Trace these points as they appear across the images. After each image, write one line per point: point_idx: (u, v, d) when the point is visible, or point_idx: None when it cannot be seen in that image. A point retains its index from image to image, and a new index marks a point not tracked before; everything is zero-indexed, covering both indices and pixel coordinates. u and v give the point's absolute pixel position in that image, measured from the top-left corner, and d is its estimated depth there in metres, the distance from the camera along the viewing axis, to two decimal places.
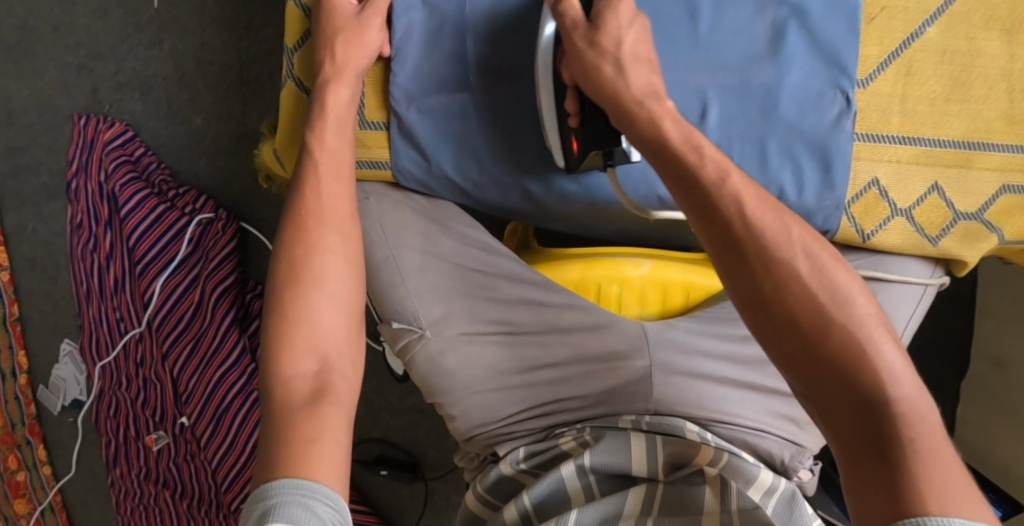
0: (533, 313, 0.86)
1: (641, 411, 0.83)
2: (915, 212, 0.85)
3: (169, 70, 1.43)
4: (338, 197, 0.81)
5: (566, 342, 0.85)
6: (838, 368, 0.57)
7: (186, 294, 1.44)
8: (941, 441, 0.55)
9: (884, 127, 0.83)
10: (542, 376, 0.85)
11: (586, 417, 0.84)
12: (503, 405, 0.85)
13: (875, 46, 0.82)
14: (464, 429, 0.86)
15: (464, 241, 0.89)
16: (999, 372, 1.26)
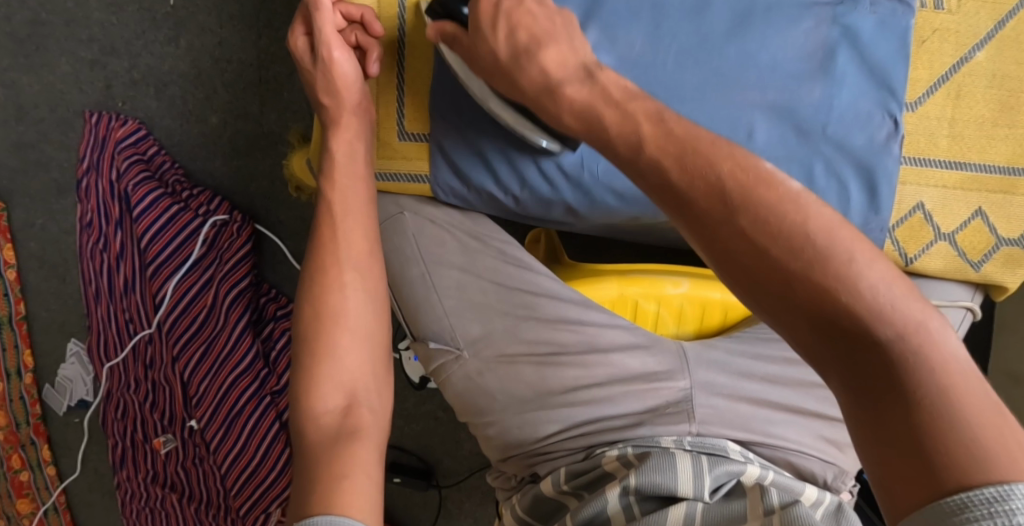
0: (573, 334, 0.85)
1: (684, 432, 0.79)
2: (958, 236, 0.82)
3: (185, 68, 1.40)
4: (358, 226, 0.80)
5: (605, 362, 0.84)
6: (843, 325, 0.51)
7: (199, 297, 1.41)
8: (957, 371, 0.50)
9: (931, 151, 0.80)
10: (579, 397, 0.83)
11: (626, 437, 0.80)
12: (541, 426, 0.83)
13: (924, 69, 0.79)
14: (501, 449, 0.86)
15: (503, 258, 0.88)
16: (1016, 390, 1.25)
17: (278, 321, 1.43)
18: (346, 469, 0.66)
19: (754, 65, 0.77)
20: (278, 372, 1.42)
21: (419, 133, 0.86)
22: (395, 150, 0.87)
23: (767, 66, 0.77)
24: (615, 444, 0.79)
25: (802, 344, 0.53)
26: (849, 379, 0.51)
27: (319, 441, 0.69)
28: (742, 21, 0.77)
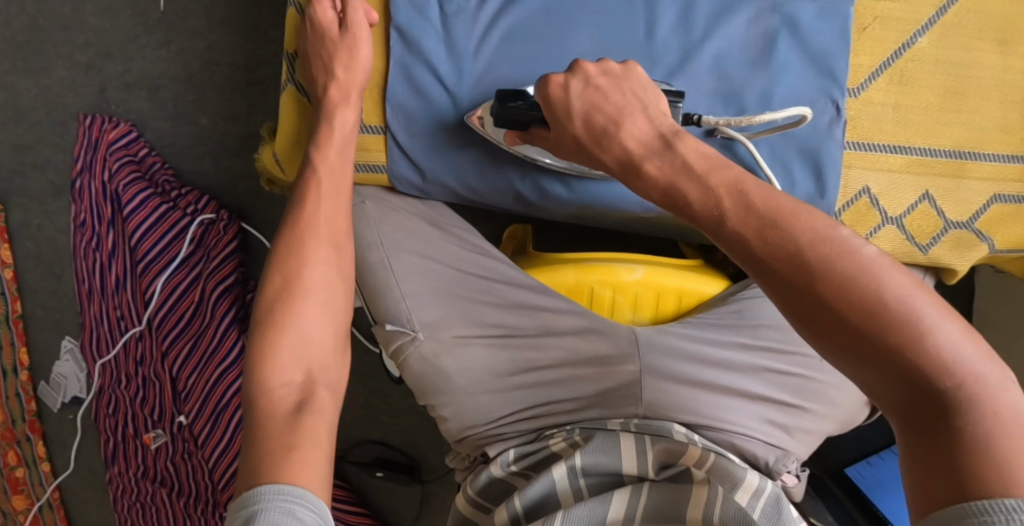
0: (528, 317, 0.88)
1: (631, 414, 0.83)
2: (906, 220, 0.84)
3: (176, 71, 1.44)
4: (328, 211, 0.82)
5: (558, 345, 0.87)
6: (892, 361, 0.54)
7: (187, 294, 1.45)
8: (1000, 403, 0.53)
9: (877, 136, 0.82)
10: (532, 378, 0.86)
11: (575, 419, 0.85)
12: (495, 407, 0.86)
13: (866, 56, 0.81)
14: (455, 430, 0.87)
15: (463, 247, 0.91)
16: None
17: None
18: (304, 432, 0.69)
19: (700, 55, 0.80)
20: None
21: (377, 125, 0.87)
22: (355, 141, 0.88)
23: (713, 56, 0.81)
24: (563, 427, 0.84)
25: (860, 381, 0.56)
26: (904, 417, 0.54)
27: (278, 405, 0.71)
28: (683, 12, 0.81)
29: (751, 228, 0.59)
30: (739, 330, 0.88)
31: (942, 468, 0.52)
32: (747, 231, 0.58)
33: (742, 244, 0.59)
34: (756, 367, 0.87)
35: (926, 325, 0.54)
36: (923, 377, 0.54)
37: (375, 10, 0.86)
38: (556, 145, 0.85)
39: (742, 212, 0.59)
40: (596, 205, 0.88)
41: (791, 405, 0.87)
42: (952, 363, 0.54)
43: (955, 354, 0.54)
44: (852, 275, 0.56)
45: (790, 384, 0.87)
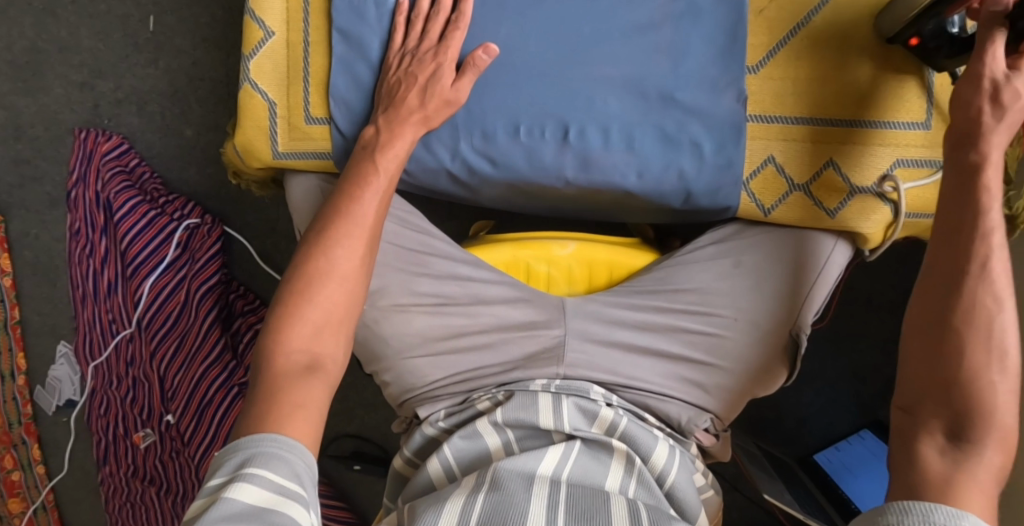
0: (459, 287, 0.95)
1: (553, 374, 0.92)
2: (811, 187, 0.91)
3: (163, 87, 1.55)
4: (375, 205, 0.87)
5: (488, 312, 0.95)
6: (944, 394, 0.71)
7: (172, 295, 1.53)
8: (988, 468, 0.68)
9: (776, 108, 0.90)
10: (463, 342, 0.94)
11: (502, 380, 0.93)
12: (428, 370, 0.94)
13: (763, 35, 0.90)
14: (397, 393, 0.96)
15: (401, 224, 0.98)
16: None
17: (245, 316, 1.54)
18: (305, 394, 0.76)
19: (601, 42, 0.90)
20: (245, 364, 1.52)
21: (322, 117, 0.97)
22: (304, 132, 0.98)
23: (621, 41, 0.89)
24: (490, 390, 0.93)
25: (913, 395, 0.73)
26: (920, 436, 0.71)
27: (288, 366, 0.78)
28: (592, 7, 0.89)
29: (982, 235, 0.74)
30: (659, 296, 0.94)
31: (911, 429, 0.72)
32: (972, 238, 0.74)
33: (954, 231, 0.75)
34: (672, 329, 0.94)
35: (992, 388, 0.70)
36: (959, 391, 0.70)
37: (318, 16, 0.95)
38: (485, 122, 0.92)
39: (975, 223, 0.74)
40: (522, 183, 0.95)
41: (705, 365, 0.93)
42: (997, 418, 0.69)
43: (1002, 414, 0.69)
44: (974, 326, 0.72)
45: (705, 345, 0.93)
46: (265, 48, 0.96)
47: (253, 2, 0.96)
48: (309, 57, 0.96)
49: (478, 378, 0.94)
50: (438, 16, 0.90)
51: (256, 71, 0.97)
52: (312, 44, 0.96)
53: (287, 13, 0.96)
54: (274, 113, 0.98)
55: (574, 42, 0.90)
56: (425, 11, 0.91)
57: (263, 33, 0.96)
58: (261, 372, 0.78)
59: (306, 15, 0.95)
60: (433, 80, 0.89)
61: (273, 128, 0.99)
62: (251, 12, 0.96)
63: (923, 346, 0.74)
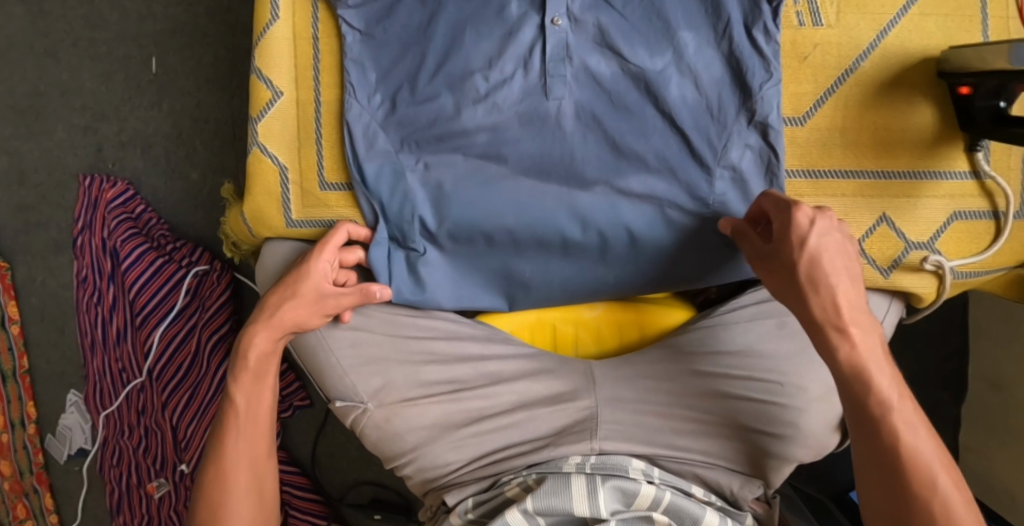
0: (472, 369, 0.90)
1: (586, 450, 0.87)
2: (865, 244, 0.86)
3: (167, 128, 1.51)
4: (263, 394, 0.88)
5: (508, 391, 0.90)
6: None
7: (184, 344, 1.49)
8: None
9: (825, 161, 0.86)
10: (483, 426, 0.89)
11: (532, 460, 0.88)
12: (451, 458, 0.90)
13: (809, 83, 0.85)
14: (422, 484, 0.92)
15: (397, 308, 0.91)
16: (997, 394, 1.33)
17: None
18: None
19: (663, 193, 0.85)
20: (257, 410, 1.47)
21: (340, 183, 0.91)
22: (318, 198, 0.92)
23: (681, 184, 0.85)
24: (521, 472, 0.87)
25: None
26: None
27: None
28: (610, 120, 0.84)
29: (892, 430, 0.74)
30: (696, 358, 0.88)
31: None
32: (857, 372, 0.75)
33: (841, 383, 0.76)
34: (708, 397, 0.88)
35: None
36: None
37: (331, 74, 0.90)
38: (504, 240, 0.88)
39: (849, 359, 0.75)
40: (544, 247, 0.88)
41: (751, 431, 0.86)
42: None
43: None
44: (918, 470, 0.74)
45: (748, 410, 0.86)
46: (273, 110, 0.91)
47: (259, 62, 0.92)
48: (320, 117, 0.91)
49: (509, 458, 0.89)
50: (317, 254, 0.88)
51: (265, 134, 0.92)
52: (322, 103, 0.91)
53: (300, 71, 0.91)
54: (286, 178, 0.93)
55: (632, 181, 0.85)
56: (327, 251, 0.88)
57: (271, 93, 0.91)
58: None
59: (316, 72, 0.91)
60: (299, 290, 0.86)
61: (285, 194, 0.93)
62: (258, 73, 0.92)
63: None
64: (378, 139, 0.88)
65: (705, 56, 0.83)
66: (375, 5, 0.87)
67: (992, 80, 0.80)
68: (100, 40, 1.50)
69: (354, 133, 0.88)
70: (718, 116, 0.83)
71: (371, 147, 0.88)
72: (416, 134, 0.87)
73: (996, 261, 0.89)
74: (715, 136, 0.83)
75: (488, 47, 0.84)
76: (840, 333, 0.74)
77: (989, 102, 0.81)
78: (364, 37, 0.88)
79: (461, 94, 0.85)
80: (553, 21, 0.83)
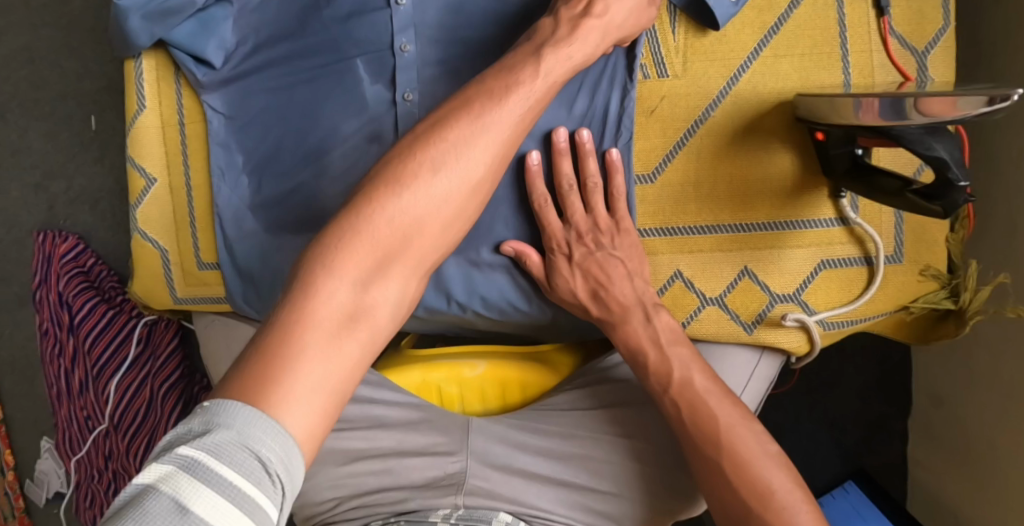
0: (359, 409, 0.91)
1: (452, 503, 0.85)
2: (727, 298, 0.85)
3: (111, 184, 1.58)
4: (497, 123, 0.68)
5: (388, 437, 0.90)
6: None
7: (138, 393, 1.53)
8: None
9: (679, 218, 0.85)
10: (360, 466, 0.89)
11: (399, 511, 0.86)
12: (327, 496, 0.89)
13: (658, 138, 0.84)
14: (303, 517, 0.92)
15: None
16: (935, 408, 1.31)
17: None
18: (319, 343, 0.54)
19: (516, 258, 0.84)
20: None
21: (212, 262, 0.93)
22: (198, 277, 0.95)
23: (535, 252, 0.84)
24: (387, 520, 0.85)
25: None
26: None
27: (330, 307, 0.56)
28: None
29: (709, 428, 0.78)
30: (563, 418, 0.91)
31: None
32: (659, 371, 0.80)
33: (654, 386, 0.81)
34: (579, 458, 0.88)
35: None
36: None
37: (199, 159, 0.92)
38: None
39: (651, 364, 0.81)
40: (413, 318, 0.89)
41: (612, 493, 0.85)
42: None
43: None
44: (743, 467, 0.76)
45: (614, 472, 0.86)
46: (148, 196, 0.94)
47: (133, 150, 0.94)
48: (193, 201, 0.93)
49: (379, 504, 0.87)
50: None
51: (142, 220, 0.94)
52: (194, 186, 0.92)
53: (169, 153, 0.93)
54: (167, 261, 0.95)
55: (484, 251, 0.84)
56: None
57: (145, 181, 0.94)
58: (267, 332, 0.55)
59: (185, 157, 0.92)
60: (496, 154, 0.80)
61: (168, 275, 0.96)
62: (133, 162, 0.94)
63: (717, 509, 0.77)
64: (248, 218, 0.90)
65: (551, 121, 0.82)
66: (234, 90, 0.89)
67: (841, 131, 0.76)
68: (43, 100, 1.55)
69: (223, 216, 0.90)
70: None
71: (240, 229, 0.90)
72: (280, 211, 0.88)
73: (875, 306, 0.86)
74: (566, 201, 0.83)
75: (348, 126, 0.86)
76: (661, 353, 0.80)
77: (845, 149, 0.77)
78: (227, 121, 0.90)
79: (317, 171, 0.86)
80: (403, 97, 0.84)
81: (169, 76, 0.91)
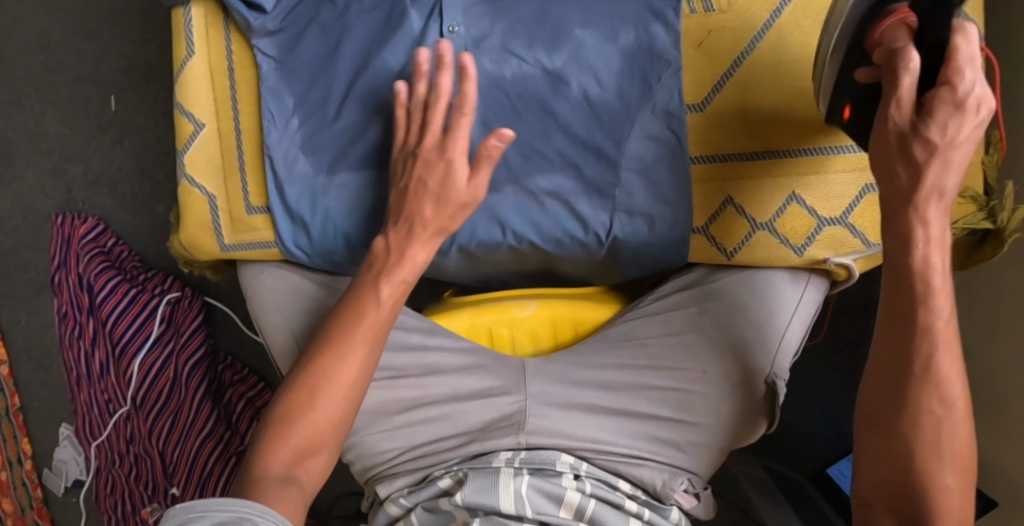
0: (413, 358, 0.90)
1: (514, 444, 0.86)
2: (777, 224, 0.87)
3: (130, 166, 1.54)
4: (387, 308, 0.82)
5: (443, 382, 0.89)
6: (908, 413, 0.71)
7: (162, 373, 1.49)
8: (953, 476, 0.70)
9: (728, 146, 0.86)
10: (417, 414, 0.88)
11: (460, 456, 0.87)
12: (386, 448, 0.88)
13: (706, 69, 0.86)
14: (361, 471, 0.90)
15: None
16: (963, 361, 1.32)
17: (236, 386, 1.52)
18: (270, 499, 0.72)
19: (570, 189, 0.87)
20: (238, 434, 1.48)
21: (262, 206, 0.94)
22: (247, 223, 0.95)
23: (587, 181, 0.87)
24: (450, 468, 0.86)
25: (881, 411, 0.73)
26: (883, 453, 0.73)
27: (267, 477, 0.74)
28: (512, 120, 0.85)
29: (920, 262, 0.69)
30: (624, 350, 0.89)
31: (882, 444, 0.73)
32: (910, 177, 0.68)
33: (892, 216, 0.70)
34: (642, 388, 0.88)
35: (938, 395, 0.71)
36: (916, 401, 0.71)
37: (248, 103, 0.93)
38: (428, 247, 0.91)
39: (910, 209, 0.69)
40: (463, 256, 0.92)
41: (676, 421, 0.86)
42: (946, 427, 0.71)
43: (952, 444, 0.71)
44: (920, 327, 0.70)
45: (680, 402, 0.86)
46: (195, 141, 0.94)
47: (180, 96, 0.94)
48: (242, 144, 0.94)
49: (439, 450, 0.87)
50: (437, 104, 0.80)
51: (191, 166, 0.95)
52: (243, 131, 0.93)
53: (218, 99, 0.94)
54: (215, 207, 0.96)
55: (541, 181, 0.87)
56: (424, 95, 0.81)
57: (193, 126, 0.94)
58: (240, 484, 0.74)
59: (235, 103, 0.93)
60: (448, 182, 0.80)
61: (216, 222, 0.96)
62: (180, 108, 0.94)
63: (886, 470, 0.73)
64: (299, 162, 0.91)
65: (605, 52, 0.84)
66: (288, 32, 0.90)
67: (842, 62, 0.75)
68: (60, 84, 1.54)
69: (275, 157, 0.91)
70: (625, 110, 0.85)
71: (292, 170, 0.91)
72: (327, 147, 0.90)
73: None
74: (618, 127, 0.85)
75: (394, 62, 0.87)
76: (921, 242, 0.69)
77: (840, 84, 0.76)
78: (277, 64, 0.90)
79: (370, 106, 0.88)
80: (450, 30, 0.85)
81: (221, 22, 0.92)
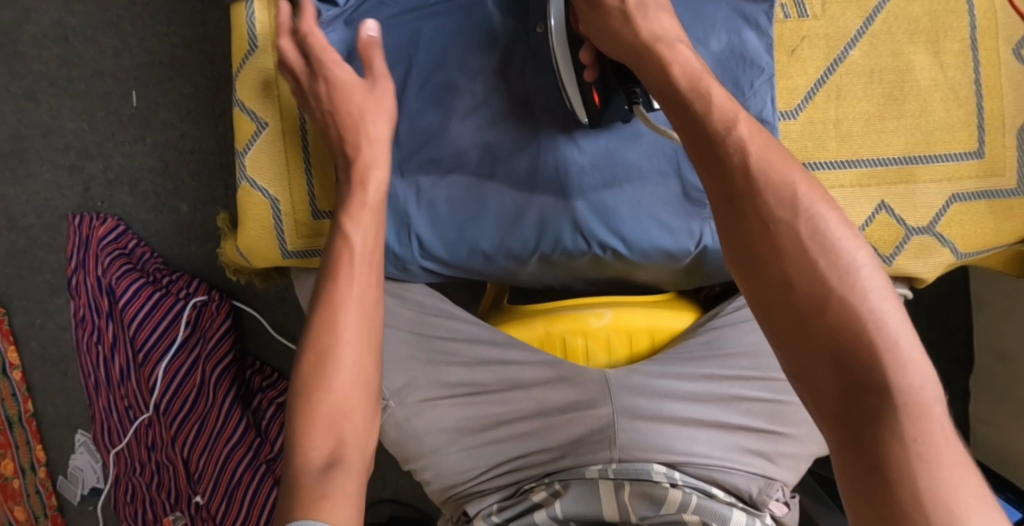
0: (492, 373, 0.89)
1: (607, 458, 0.83)
2: (866, 233, 0.85)
3: (154, 162, 1.35)
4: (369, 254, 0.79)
5: (527, 397, 0.88)
6: (832, 335, 0.54)
7: (187, 378, 1.30)
8: (950, 446, 0.50)
9: (821, 154, 0.84)
10: (504, 430, 0.87)
11: (551, 471, 0.85)
12: (472, 465, 0.86)
13: (800, 76, 0.84)
14: (439, 490, 0.88)
15: (421, 309, 0.93)
16: (1003, 364, 1.28)
17: (266, 392, 1.34)
18: (330, 492, 0.65)
19: (654, 197, 0.85)
20: (271, 439, 1.30)
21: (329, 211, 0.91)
22: (313, 229, 0.92)
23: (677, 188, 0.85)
24: (542, 480, 0.84)
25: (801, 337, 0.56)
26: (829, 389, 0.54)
27: (307, 466, 0.67)
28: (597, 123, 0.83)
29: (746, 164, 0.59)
30: (709, 361, 0.89)
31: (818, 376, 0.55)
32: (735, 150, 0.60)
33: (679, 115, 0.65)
34: (726, 401, 0.88)
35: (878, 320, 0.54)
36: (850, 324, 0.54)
37: None
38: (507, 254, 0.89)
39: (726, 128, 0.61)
40: (533, 268, 0.90)
41: (764, 432, 0.87)
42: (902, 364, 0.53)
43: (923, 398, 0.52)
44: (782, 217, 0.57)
45: (765, 412, 0.87)
46: (257, 142, 0.90)
47: (241, 93, 0.90)
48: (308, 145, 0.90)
49: (529, 466, 0.86)
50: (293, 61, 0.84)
51: (252, 167, 0.90)
52: (310, 131, 0.90)
53: (282, 96, 0.90)
54: (277, 211, 0.91)
55: (628, 188, 0.85)
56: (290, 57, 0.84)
57: (254, 124, 0.90)
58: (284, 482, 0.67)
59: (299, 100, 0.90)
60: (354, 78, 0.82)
61: (277, 226, 0.92)
62: (240, 105, 0.90)
63: (835, 433, 0.53)
64: None
65: (697, 57, 0.82)
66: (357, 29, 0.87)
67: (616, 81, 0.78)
68: (78, 77, 1.33)
69: None
70: None
71: None
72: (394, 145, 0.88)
73: (997, 239, 0.87)
74: None
75: (474, 62, 0.85)
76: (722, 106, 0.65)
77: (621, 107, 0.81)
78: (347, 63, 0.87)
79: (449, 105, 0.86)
80: (535, 29, 0.83)
81: None
